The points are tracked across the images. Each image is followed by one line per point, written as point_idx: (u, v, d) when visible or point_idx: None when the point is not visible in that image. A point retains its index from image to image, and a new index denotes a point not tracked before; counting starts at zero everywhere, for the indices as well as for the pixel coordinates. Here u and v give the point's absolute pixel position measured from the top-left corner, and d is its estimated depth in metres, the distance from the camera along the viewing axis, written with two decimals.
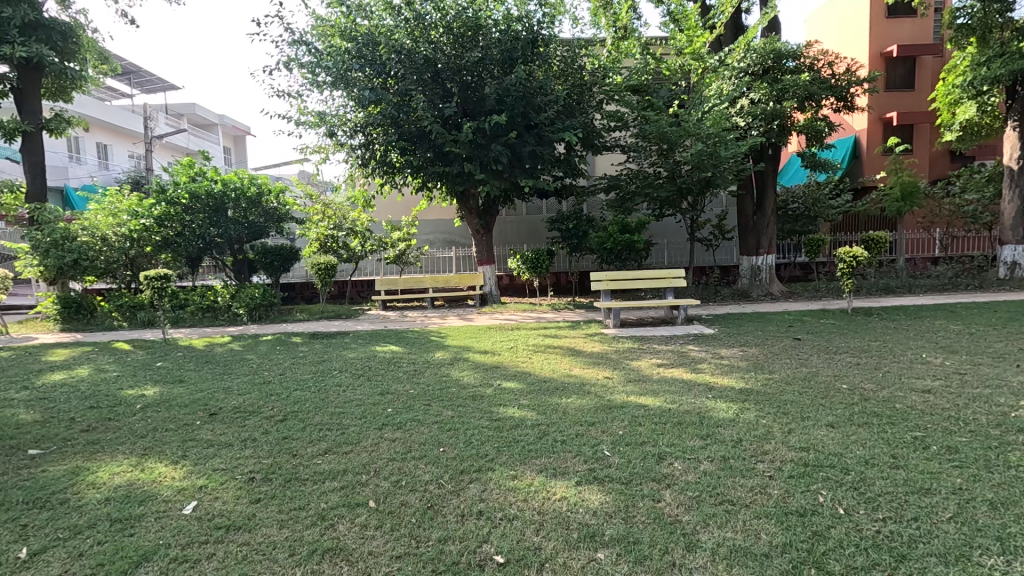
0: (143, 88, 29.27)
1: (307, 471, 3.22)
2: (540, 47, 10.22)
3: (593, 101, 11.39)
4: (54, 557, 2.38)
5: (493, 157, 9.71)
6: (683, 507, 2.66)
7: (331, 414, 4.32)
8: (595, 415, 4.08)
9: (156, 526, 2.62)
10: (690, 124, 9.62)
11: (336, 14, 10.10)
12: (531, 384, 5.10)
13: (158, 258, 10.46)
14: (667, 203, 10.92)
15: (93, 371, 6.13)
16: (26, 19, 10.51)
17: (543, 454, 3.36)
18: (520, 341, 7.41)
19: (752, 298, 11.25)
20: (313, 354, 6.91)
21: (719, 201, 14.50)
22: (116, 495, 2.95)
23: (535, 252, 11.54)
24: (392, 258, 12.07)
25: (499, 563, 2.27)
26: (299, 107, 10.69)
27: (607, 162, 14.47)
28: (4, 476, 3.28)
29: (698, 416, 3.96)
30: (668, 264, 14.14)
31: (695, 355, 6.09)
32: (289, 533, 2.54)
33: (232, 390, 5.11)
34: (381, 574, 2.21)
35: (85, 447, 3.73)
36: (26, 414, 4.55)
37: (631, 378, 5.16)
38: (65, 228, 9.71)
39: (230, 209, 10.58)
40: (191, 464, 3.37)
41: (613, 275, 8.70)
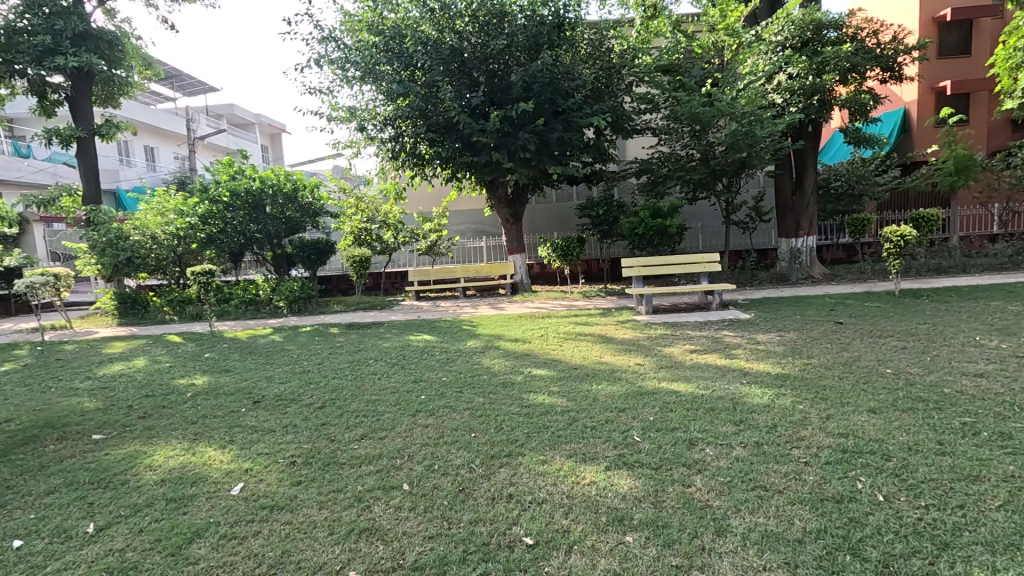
0: (185, 91, 30.51)
1: (345, 456, 3.34)
2: (567, 31, 10.08)
3: (622, 84, 11.19)
4: (117, 532, 2.58)
5: (521, 145, 9.68)
6: (714, 492, 2.64)
7: (367, 402, 4.46)
8: (626, 401, 4.08)
9: (206, 506, 2.80)
10: (724, 103, 9.30)
11: (363, 9, 10.22)
12: (561, 371, 5.12)
13: (203, 254, 10.94)
14: (701, 185, 10.64)
15: (148, 362, 6.53)
16: (76, 30, 11.09)
17: (573, 440, 3.39)
18: (552, 328, 7.43)
19: (790, 282, 10.90)
20: (350, 344, 7.14)
21: (756, 182, 14.08)
22: (170, 477, 3.16)
23: (565, 240, 11.48)
24: (424, 249, 12.27)
25: (528, 544, 2.32)
26: (331, 103, 10.92)
27: (637, 145, 14.23)
28: (72, 458, 3.56)
29: (732, 402, 3.90)
30: (702, 248, 13.83)
31: (730, 341, 5.96)
32: (328, 513, 2.65)
33: (274, 379, 5.35)
34: (415, 553, 2.30)
35: (142, 432, 4.00)
36: (90, 402, 4.90)
37: (663, 365, 5.10)
38: (119, 228, 10.30)
39: (268, 206, 10.97)
40: (238, 448, 3.56)
41: (645, 261, 8.58)
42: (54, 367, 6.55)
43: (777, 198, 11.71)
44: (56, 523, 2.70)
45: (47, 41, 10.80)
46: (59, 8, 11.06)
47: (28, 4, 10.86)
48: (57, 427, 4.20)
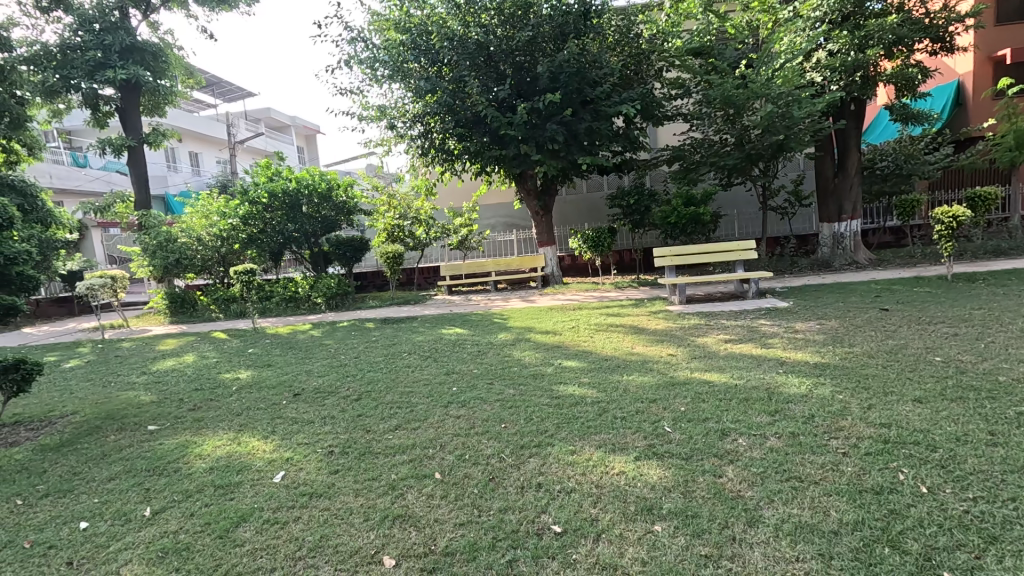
0: (225, 97, 31.67)
1: (379, 446, 3.45)
2: (593, 19, 9.93)
3: (652, 70, 11.06)
4: (171, 516, 2.75)
5: (549, 136, 9.64)
6: (746, 483, 2.59)
7: (401, 394, 4.58)
8: (656, 392, 4.04)
9: (251, 492, 2.95)
10: (759, 85, 8.98)
11: (391, 8, 10.32)
12: (592, 363, 5.10)
13: (245, 254, 11.40)
14: (736, 171, 10.35)
15: (197, 358, 6.88)
16: (123, 44, 11.69)
17: (603, 431, 3.38)
18: (583, 320, 7.41)
19: (833, 268, 10.49)
20: (385, 338, 7.32)
21: (794, 165, 13.60)
22: (217, 466, 3.34)
23: (596, 231, 11.36)
24: (455, 244, 12.41)
25: (557, 532, 2.35)
26: (361, 103, 11.15)
27: (669, 132, 13.93)
28: (129, 447, 3.80)
29: (767, 392, 3.80)
30: (739, 236, 13.45)
31: (767, 330, 5.80)
32: (364, 500, 2.76)
33: (313, 373, 5.55)
34: (446, 539, 2.36)
35: (192, 423, 4.23)
36: (145, 395, 5.22)
37: (696, 355, 5.01)
38: (168, 231, 10.87)
39: (304, 205, 11.28)
40: (279, 439, 3.73)
41: (677, 250, 8.41)
42: (114, 363, 7.00)
43: (818, 181, 11.25)
44: (117, 506, 2.90)
45: (98, 56, 11.45)
46: (108, 23, 11.67)
47: (81, 22, 11.51)
48: (116, 419, 4.50)
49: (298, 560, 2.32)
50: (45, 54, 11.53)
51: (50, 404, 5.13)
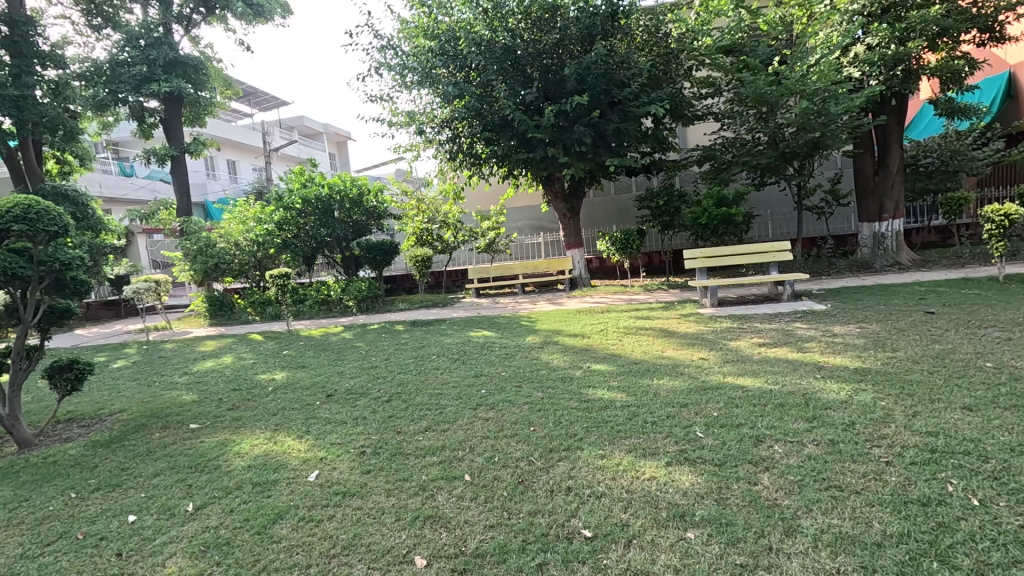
0: (260, 107, 32.73)
1: (411, 446, 3.50)
2: (621, 19, 9.82)
3: (682, 69, 10.87)
4: (213, 511, 2.85)
5: (576, 138, 9.62)
6: (783, 491, 2.52)
7: (431, 395, 4.63)
8: (688, 396, 3.97)
9: (287, 490, 3.04)
10: (793, 81, 8.73)
11: (419, 14, 10.45)
12: (622, 366, 5.05)
13: (280, 258, 11.73)
14: (769, 170, 10.11)
15: (235, 359, 7.13)
16: (167, 58, 12.26)
17: (633, 435, 3.35)
18: (612, 323, 7.34)
19: (873, 270, 10.12)
20: (414, 340, 7.41)
21: (831, 163, 13.23)
22: (256, 464, 3.45)
23: (624, 233, 11.22)
24: (483, 247, 12.48)
25: (587, 537, 2.33)
26: (391, 109, 11.37)
27: (699, 131, 13.71)
28: (173, 444, 3.97)
29: (804, 398, 3.69)
30: (772, 236, 13.13)
31: (803, 334, 5.63)
32: (396, 500, 2.80)
33: (346, 374, 5.68)
34: (476, 541, 2.38)
35: (231, 422, 4.38)
36: (188, 394, 5.44)
37: (729, 359, 4.90)
38: (207, 237, 11.33)
39: (336, 210, 11.54)
40: (314, 439, 3.82)
41: (710, 252, 8.23)
42: (158, 364, 7.31)
43: (857, 179, 10.87)
44: (163, 501, 3.03)
45: (144, 70, 12.00)
46: (153, 39, 12.28)
47: (128, 39, 12.13)
48: (161, 417, 4.70)
49: (333, 558, 2.36)
50: (96, 70, 12.18)
51: (100, 401, 5.41)
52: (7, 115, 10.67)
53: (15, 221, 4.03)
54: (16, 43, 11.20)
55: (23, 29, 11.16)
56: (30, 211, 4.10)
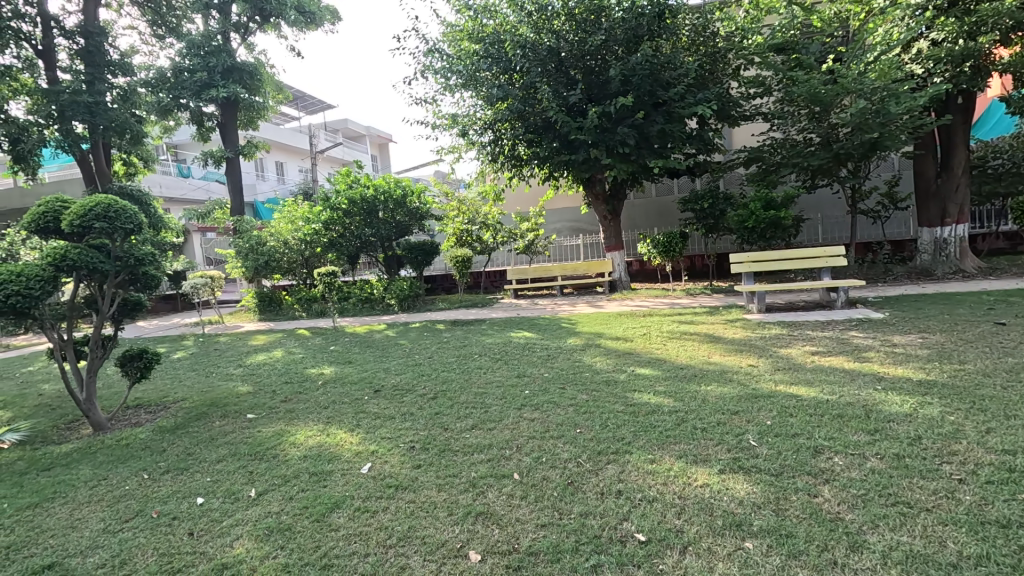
0: (307, 110, 33.88)
1: (458, 444, 3.56)
2: (668, 19, 9.62)
3: (729, 69, 10.60)
4: (274, 497, 2.99)
5: (619, 140, 9.52)
6: (846, 505, 2.44)
7: (475, 394, 4.69)
8: (738, 403, 3.87)
9: (342, 480, 3.15)
10: (850, 80, 8.37)
11: (464, 18, 10.58)
12: (667, 371, 4.98)
13: (326, 257, 12.13)
14: (821, 172, 9.74)
15: (285, 353, 7.40)
16: (225, 65, 12.89)
17: (682, 440, 3.30)
18: (654, 327, 7.23)
19: (934, 277, 9.61)
20: (456, 339, 7.52)
21: (888, 165, 12.65)
22: (310, 454, 3.58)
23: (667, 235, 11.02)
24: (522, 248, 12.49)
25: (641, 540, 2.32)
26: (434, 111, 11.57)
27: (746, 132, 13.38)
28: (233, 433, 4.17)
29: (864, 409, 3.54)
30: (822, 240, 12.65)
31: (860, 343, 5.39)
32: (446, 495, 2.86)
33: (391, 371, 5.83)
34: (528, 539, 2.40)
35: (285, 414, 4.57)
36: (242, 386, 5.70)
37: (781, 367, 4.76)
38: (259, 236, 11.82)
39: (380, 211, 11.81)
40: (364, 432, 3.93)
41: (757, 256, 7.99)
42: (214, 356, 7.69)
43: (917, 181, 10.30)
44: (227, 486, 3.19)
45: (204, 77, 12.66)
46: (212, 47, 12.95)
47: (190, 47, 12.81)
48: (219, 406, 4.94)
49: (389, 548, 2.43)
50: (160, 77, 12.92)
51: (164, 390, 5.73)
52: (82, 121, 11.58)
53: (97, 219, 4.33)
54: (91, 53, 12.15)
55: (97, 39, 12.17)
56: (110, 210, 4.40)
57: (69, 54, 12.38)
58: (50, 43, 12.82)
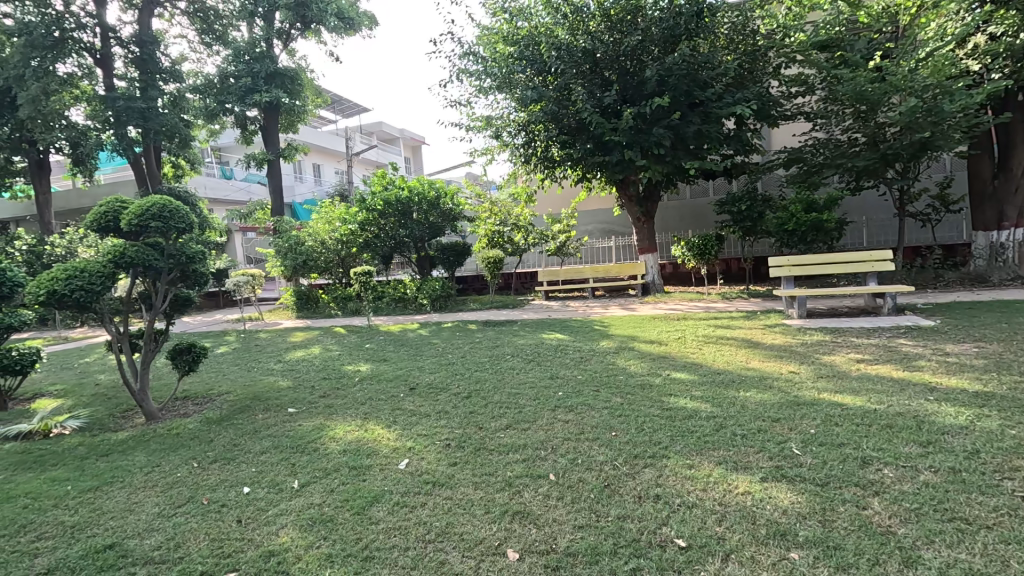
0: (343, 113, 34.72)
1: (492, 443, 3.58)
2: (706, 18, 9.38)
3: (770, 67, 10.32)
4: (316, 490, 3.08)
5: (655, 140, 9.40)
6: (898, 519, 2.34)
7: (508, 394, 4.72)
8: (780, 411, 3.77)
9: (381, 475, 3.22)
10: (900, 77, 8.04)
11: (499, 21, 10.64)
12: (703, 376, 4.89)
13: (361, 257, 12.40)
14: (866, 173, 9.38)
15: (322, 350, 7.60)
16: (268, 70, 13.34)
17: (721, 447, 3.24)
18: (689, 331, 7.12)
19: (988, 284, 9.12)
20: (488, 339, 7.57)
21: (939, 166, 12.10)
22: (349, 449, 3.67)
23: (702, 238, 10.81)
24: (553, 250, 12.45)
25: (681, 546, 2.29)
26: (468, 114, 11.69)
27: (787, 132, 13.01)
28: (275, 426, 4.31)
29: (914, 420, 3.40)
30: (867, 245, 12.18)
31: (909, 351, 5.17)
32: (483, 493, 2.89)
33: (424, 369, 5.91)
34: (565, 540, 2.40)
35: (324, 409, 4.69)
36: (282, 381, 5.88)
37: (824, 374, 4.60)
38: (297, 236, 12.17)
39: (414, 212, 12.00)
40: (401, 429, 4.02)
41: (798, 260, 7.75)
42: (255, 351, 7.97)
43: (971, 183, 9.80)
44: (270, 477, 3.30)
45: (248, 82, 13.12)
46: (256, 54, 13.42)
47: (236, 54, 13.33)
48: (262, 400, 5.12)
49: (428, 543, 2.47)
50: (208, 83, 13.50)
51: (210, 383, 5.98)
52: (136, 125, 12.22)
53: (153, 218, 4.56)
54: (145, 61, 12.81)
55: (150, 48, 12.81)
56: (165, 210, 4.63)
57: (125, 62, 13.08)
58: (108, 52, 13.56)
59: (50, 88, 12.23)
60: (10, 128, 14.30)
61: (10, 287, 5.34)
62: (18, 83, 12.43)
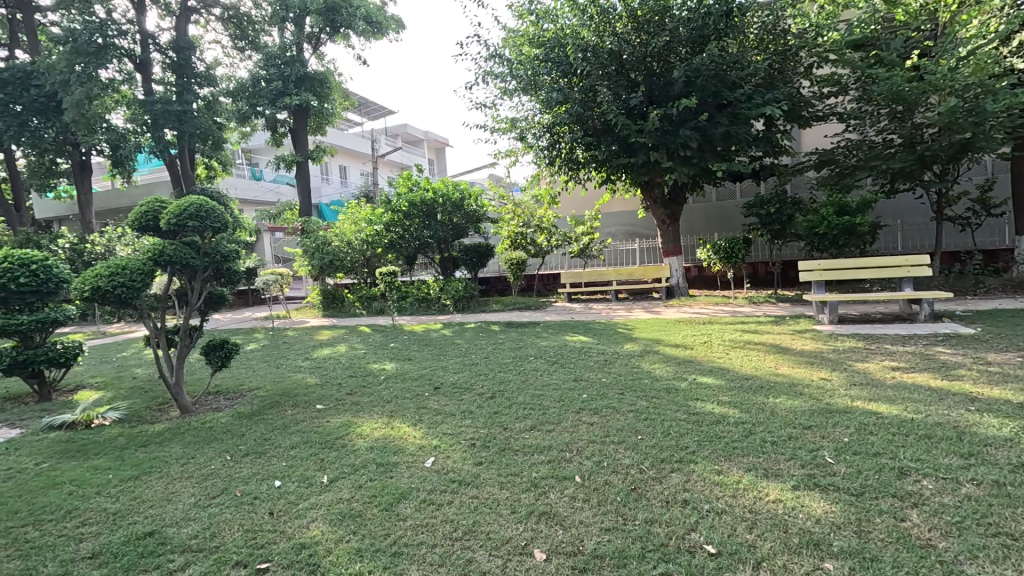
0: (369, 116, 35.26)
1: (518, 444, 3.59)
2: (736, 18, 9.24)
3: (801, 67, 10.10)
4: (345, 485, 3.14)
5: (681, 142, 9.29)
6: (939, 532, 2.27)
7: (532, 395, 4.72)
8: (811, 418, 3.68)
9: (407, 472, 3.26)
10: (939, 76, 7.79)
11: (525, 23, 10.67)
12: (731, 381, 4.80)
13: (386, 257, 12.57)
14: (902, 175, 9.11)
15: (348, 348, 7.73)
16: (298, 74, 13.64)
17: (751, 453, 3.18)
18: (715, 335, 7.01)
19: None
20: (512, 341, 7.58)
21: (980, 169, 11.67)
22: (377, 446, 3.73)
23: (729, 241, 10.62)
24: (576, 252, 12.36)
25: (711, 552, 2.26)
26: (493, 115, 11.72)
27: (818, 133, 12.72)
28: (305, 422, 4.41)
29: (955, 431, 3.28)
30: (902, 249, 11.81)
31: (947, 359, 4.99)
32: (509, 493, 2.90)
33: (448, 369, 5.96)
34: (593, 542, 2.40)
35: (351, 406, 4.78)
36: (310, 378, 6.01)
37: (857, 382, 4.47)
38: (325, 236, 12.40)
39: (438, 213, 12.11)
40: (426, 427, 4.05)
41: (829, 264, 7.56)
42: (284, 349, 8.15)
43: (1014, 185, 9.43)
44: (301, 472, 3.38)
45: (279, 85, 13.43)
46: (287, 58, 13.74)
47: (268, 59, 13.67)
48: (291, 396, 5.23)
49: (456, 541, 2.49)
50: (241, 87, 13.86)
51: (241, 378, 6.15)
52: (172, 128, 12.64)
53: (190, 218, 4.71)
54: (181, 66, 13.26)
55: (187, 53, 13.26)
56: (202, 210, 4.77)
57: (163, 67, 13.55)
58: (147, 57, 14.07)
59: (93, 93, 12.75)
60: (55, 131, 14.95)
61: (56, 283, 5.58)
62: (63, 88, 12.98)
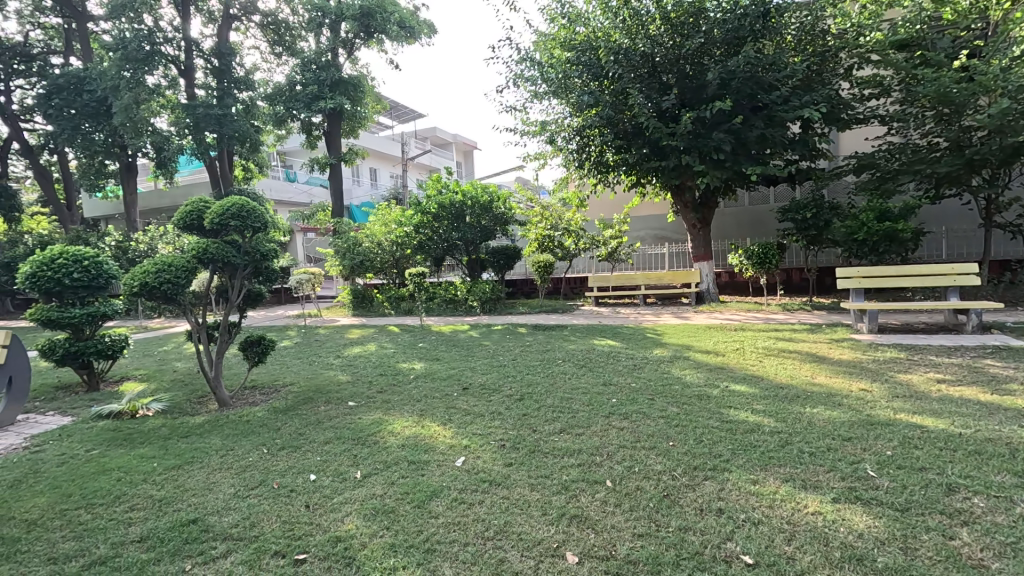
0: (400, 119, 35.82)
1: (547, 446, 3.59)
2: (773, 18, 9.05)
3: (841, 69, 9.81)
4: (377, 481, 3.19)
5: (714, 145, 9.14)
6: (991, 552, 2.17)
7: (561, 398, 4.72)
8: (852, 430, 3.57)
9: (438, 471, 3.29)
10: (990, 77, 7.48)
11: (557, 27, 10.71)
12: (766, 390, 4.67)
13: (415, 258, 12.73)
14: (947, 180, 8.75)
15: (378, 347, 7.85)
16: (333, 78, 13.99)
17: (787, 464, 3.10)
18: (747, 342, 6.86)
19: None
20: (539, 343, 7.57)
21: None
22: (407, 444, 3.78)
23: (762, 246, 10.37)
24: (604, 255, 12.27)
25: (748, 563, 2.22)
26: (523, 118, 11.76)
27: (857, 137, 12.33)
28: (337, 418, 4.50)
29: (1008, 448, 3.13)
30: (947, 256, 11.34)
31: (997, 372, 4.77)
32: (540, 495, 2.90)
33: (477, 370, 5.99)
34: (625, 547, 2.38)
35: (382, 404, 4.85)
36: (341, 375, 6.13)
37: (900, 394, 4.31)
38: (356, 237, 12.65)
39: (467, 216, 12.21)
40: (456, 427, 4.08)
41: (869, 271, 7.30)
42: (316, 346, 8.33)
43: None
44: (335, 467, 3.45)
45: (315, 89, 13.79)
46: (322, 63, 14.10)
47: (304, 64, 14.04)
48: (323, 393, 5.35)
49: (487, 540, 2.51)
50: (278, 91, 14.26)
51: (275, 374, 6.31)
52: (212, 130, 13.15)
53: (231, 218, 4.86)
54: (222, 72, 13.86)
55: (228, 59, 13.83)
56: (243, 210, 4.93)
57: (206, 72, 14.17)
58: (191, 63, 14.67)
59: (140, 98, 13.34)
60: (104, 134, 15.67)
61: (106, 278, 5.85)
62: (113, 93, 13.62)
